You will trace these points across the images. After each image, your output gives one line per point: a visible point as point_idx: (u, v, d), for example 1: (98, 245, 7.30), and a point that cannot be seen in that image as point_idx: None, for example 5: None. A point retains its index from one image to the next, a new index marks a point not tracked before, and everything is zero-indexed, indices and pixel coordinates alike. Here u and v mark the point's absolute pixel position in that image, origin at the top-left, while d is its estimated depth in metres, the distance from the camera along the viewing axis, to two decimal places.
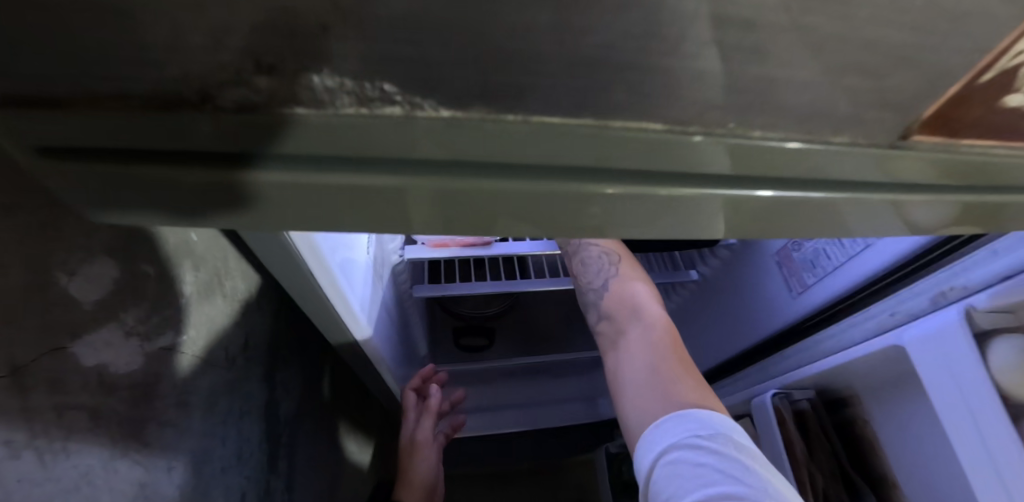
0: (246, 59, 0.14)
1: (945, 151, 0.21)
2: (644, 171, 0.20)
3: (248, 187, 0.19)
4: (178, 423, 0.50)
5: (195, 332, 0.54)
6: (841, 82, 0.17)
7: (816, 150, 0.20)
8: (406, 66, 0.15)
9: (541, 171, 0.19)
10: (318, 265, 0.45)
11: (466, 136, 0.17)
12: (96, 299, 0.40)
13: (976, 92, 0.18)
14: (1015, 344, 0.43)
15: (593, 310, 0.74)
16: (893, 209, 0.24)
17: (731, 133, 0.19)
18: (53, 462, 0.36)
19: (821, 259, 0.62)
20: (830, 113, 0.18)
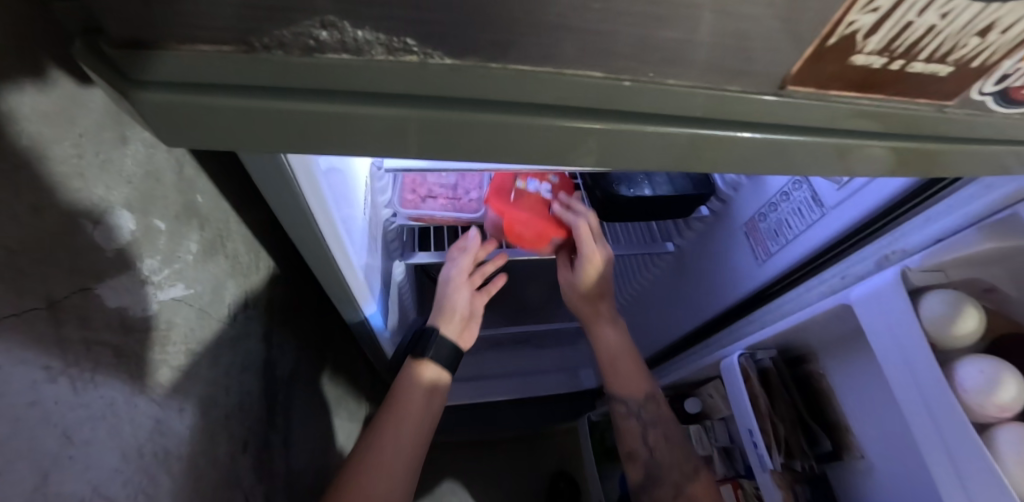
0: (291, 18, 0.19)
1: (845, 101, 0.26)
2: (605, 108, 0.24)
3: (292, 119, 0.22)
4: (187, 370, 0.55)
5: (199, 287, 0.58)
6: (753, 51, 0.22)
7: (744, 97, 0.25)
8: (419, 26, 0.19)
9: (533, 110, 0.23)
10: (326, 222, 0.48)
11: (469, 80, 0.22)
12: (120, 246, 0.44)
13: (825, 53, 0.22)
14: (944, 298, 0.45)
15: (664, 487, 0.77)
16: (821, 146, 0.28)
17: (676, 85, 0.24)
18: (83, 390, 0.39)
19: (784, 228, 0.70)
20: (752, 72, 0.23)
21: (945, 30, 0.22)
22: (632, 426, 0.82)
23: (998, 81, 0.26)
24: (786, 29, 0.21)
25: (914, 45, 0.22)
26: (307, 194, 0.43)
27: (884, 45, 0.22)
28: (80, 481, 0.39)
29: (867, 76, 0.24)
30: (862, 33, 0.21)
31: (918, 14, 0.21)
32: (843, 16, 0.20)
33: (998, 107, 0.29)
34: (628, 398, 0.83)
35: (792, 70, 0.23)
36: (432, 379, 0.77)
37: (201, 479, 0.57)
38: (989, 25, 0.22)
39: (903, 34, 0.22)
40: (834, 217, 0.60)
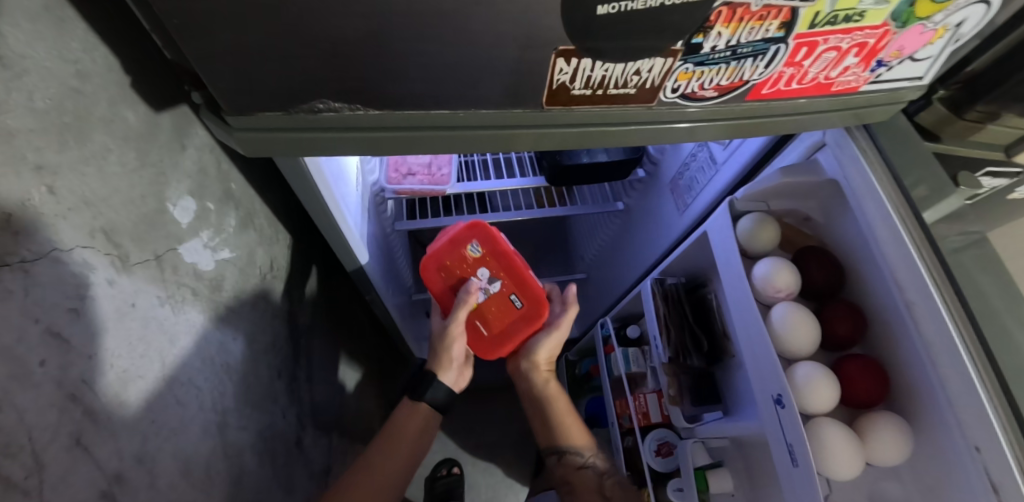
0: (297, 98, 0.34)
1: (585, 112, 0.38)
2: (490, 125, 0.38)
3: (307, 142, 0.37)
4: (235, 310, 0.75)
5: (238, 252, 0.78)
6: (578, 93, 0.36)
7: (614, 111, 0.38)
8: (365, 99, 0.35)
9: (445, 130, 0.38)
10: (331, 198, 0.67)
11: (410, 119, 0.36)
12: (188, 222, 0.64)
13: (560, 92, 0.36)
14: (750, 218, 0.58)
15: None
16: (607, 137, 0.41)
17: (549, 107, 0.37)
18: (178, 311, 0.60)
19: (695, 184, 0.82)
20: (588, 102, 0.37)
21: (623, 72, 0.35)
22: (581, 473, 0.86)
23: (673, 92, 0.37)
24: (610, 85, 0.36)
25: (602, 81, 0.35)
26: (321, 186, 0.63)
27: (587, 83, 0.35)
28: (180, 370, 0.60)
29: (585, 99, 0.37)
30: (569, 82, 0.35)
31: (596, 69, 0.34)
32: (546, 69, 0.34)
33: (688, 105, 0.39)
34: (577, 451, 0.89)
35: (544, 102, 0.37)
36: (428, 417, 0.88)
37: (250, 390, 0.78)
38: (644, 67, 0.34)
39: (597, 80, 0.35)
40: (729, 167, 0.73)
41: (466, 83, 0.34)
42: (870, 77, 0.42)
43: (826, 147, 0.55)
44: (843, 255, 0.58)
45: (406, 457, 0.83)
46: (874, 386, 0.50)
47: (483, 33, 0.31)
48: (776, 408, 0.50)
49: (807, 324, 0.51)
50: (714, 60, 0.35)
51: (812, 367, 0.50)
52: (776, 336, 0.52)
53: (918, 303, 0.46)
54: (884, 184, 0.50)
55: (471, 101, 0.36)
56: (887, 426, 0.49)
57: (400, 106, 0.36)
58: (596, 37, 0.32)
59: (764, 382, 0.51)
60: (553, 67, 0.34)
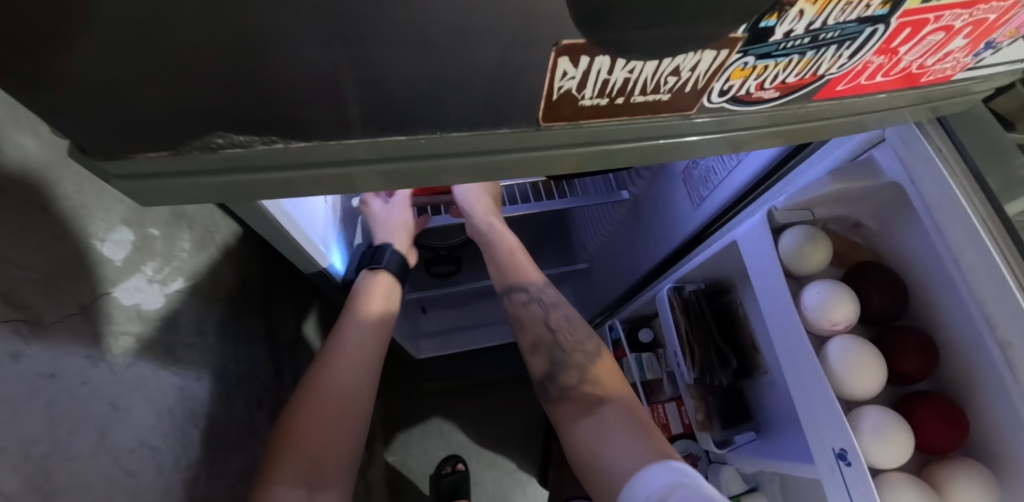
0: (191, 134, 0.25)
1: (597, 126, 0.28)
2: (468, 152, 0.28)
3: (230, 185, 0.29)
4: (198, 345, 0.66)
5: (197, 277, 0.68)
6: (586, 109, 0.26)
7: (636, 126, 0.28)
8: (300, 128, 0.26)
9: (411, 161, 0.28)
10: (290, 223, 0.55)
11: (359, 151, 0.28)
12: (124, 257, 0.55)
13: (562, 104, 0.25)
14: (795, 233, 0.49)
15: (570, 372, 0.73)
16: (627, 154, 0.30)
17: (552, 126, 0.27)
18: (119, 368, 0.52)
19: (712, 175, 0.67)
20: (601, 117, 0.27)
21: (650, 75, 0.24)
22: (529, 309, 0.80)
23: (722, 95, 0.27)
24: (633, 96, 0.25)
25: (628, 89, 0.25)
26: (280, 222, 0.54)
27: (601, 91, 0.25)
28: (126, 434, 0.51)
29: (598, 111, 0.26)
30: (575, 90, 0.24)
31: (616, 70, 0.23)
32: (542, 76, 0.24)
33: (736, 109, 0.29)
34: (527, 284, 0.82)
35: (540, 116, 0.26)
36: (388, 289, 0.79)
37: (224, 432, 0.69)
38: (686, 63, 0.24)
39: (616, 89, 0.25)
40: (753, 156, 0.58)
41: (426, 107, 0.25)
42: (969, 63, 0.33)
43: (887, 143, 0.44)
44: (907, 273, 0.49)
45: (378, 330, 0.74)
46: (949, 432, 0.43)
47: (441, 41, 0.21)
48: (838, 464, 0.43)
49: (868, 365, 0.44)
50: (774, 55, 0.25)
51: (879, 414, 0.44)
52: (834, 377, 0.45)
53: (1017, 344, 0.37)
54: (968, 191, 0.41)
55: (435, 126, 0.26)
56: (968, 482, 0.42)
57: (338, 134, 0.26)
58: (618, 30, 0.21)
59: (819, 431, 0.44)
60: (554, 70, 0.23)
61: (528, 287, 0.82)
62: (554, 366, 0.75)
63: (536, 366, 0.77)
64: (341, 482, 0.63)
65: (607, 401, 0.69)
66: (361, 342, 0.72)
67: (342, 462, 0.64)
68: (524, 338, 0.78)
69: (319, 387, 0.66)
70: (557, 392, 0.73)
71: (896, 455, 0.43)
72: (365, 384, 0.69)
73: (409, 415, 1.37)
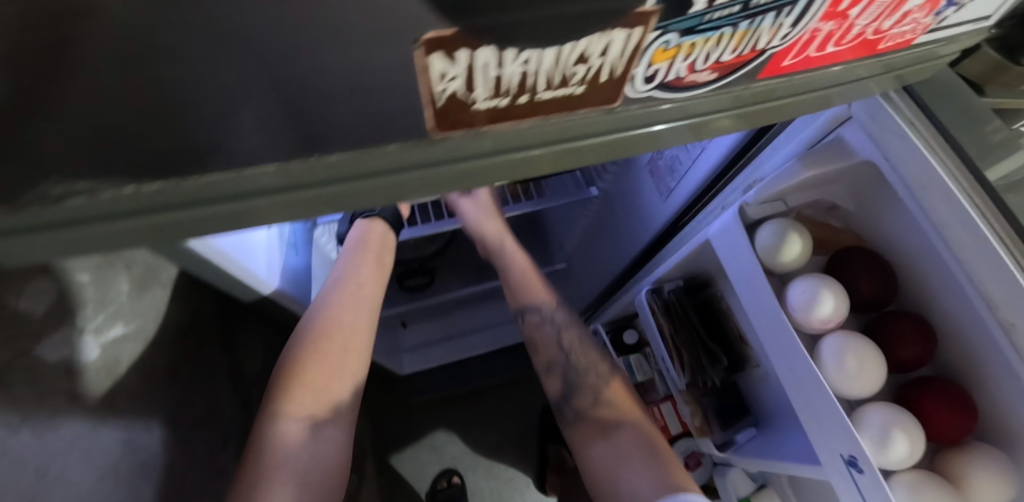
0: (9, 186, 0.21)
1: (502, 131, 0.23)
2: (363, 172, 0.24)
3: (85, 240, 0.24)
4: (146, 394, 0.60)
5: (140, 321, 0.61)
6: (484, 113, 0.22)
7: (553, 126, 0.24)
8: (148, 162, 0.21)
9: (297, 184, 0.24)
10: (221, 257, 0.50)
11: (232, 183, 0.23)
12: (45, 311, 0.49)
13: (452, 109, 0.21)
14: (772, 228, 0.45)
15: (585, 394, 0.67)
16: (553, 158, 0.26)
17: (449, 134, 0.23)
18: (44, 432, 0.47)
19: (678, 165, 0.63)
20: (506, 120, 0.23)
21: (549, 66, 0.20)
22: (542, 330, 0.73)
23: (648, 82, 0.23)
24: (537, 93, 0.21)
25: (529, 86, 0.21)
26: (213, 260, 0.49)
27: (494, 89, 0.20)
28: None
29: (499, 113, 0.22)
30: (463, 91, 0.20)
31: (505, 64, 0.19)
32: (417, 78, 0.19)
33: (669, 98, 0.25)
34: (538, 303, 0.75)
35: (430, 124, 0.22)
36: (384, 240, 0.78)
37: (184, 483, 0.64)
38: (594, 49, 0.20)
39: (513, 85, 0.20)
40: (715, 143, 0.54)
41: (297, 122, 0.21)
42: (930, 24, 0.29)
43: (854, 121, 0.41)
44: (895, 254, 0.45)
45: (377, 274, 0.74)
46: (959, 420, 0.39)
47: (286, 42, 0.17)
48: (848, 470, 0.40)
49: (872, 360, 0.41)
50: (699, 31, 0.21)
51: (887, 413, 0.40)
52: (833, 382, 0.41)
53: None
54: (949, 165, 0.37)
55: (317, 143, 0.22)
56: (988, 469, 0.37)
57: (198, 164, 0.22)
58: (493, 13, 0.17)
59: (827, 436, 0.41)
60: (427, 70, 0.19)
61: (539, 308, 0.75)
62: (567, 386, 0.69)
63: (551, 388, 0.70)
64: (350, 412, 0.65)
65: (624, 423, 0.63)
66: (359, 285, 0.72)
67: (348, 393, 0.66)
68: (537, 360, 0.72)
69: (329, 323, 0.67)
70: (571, 414, 0.68)
71: (915, 452, 0.39)
72: (366, 322, 0.70)
73: (400, 434, 1.32)
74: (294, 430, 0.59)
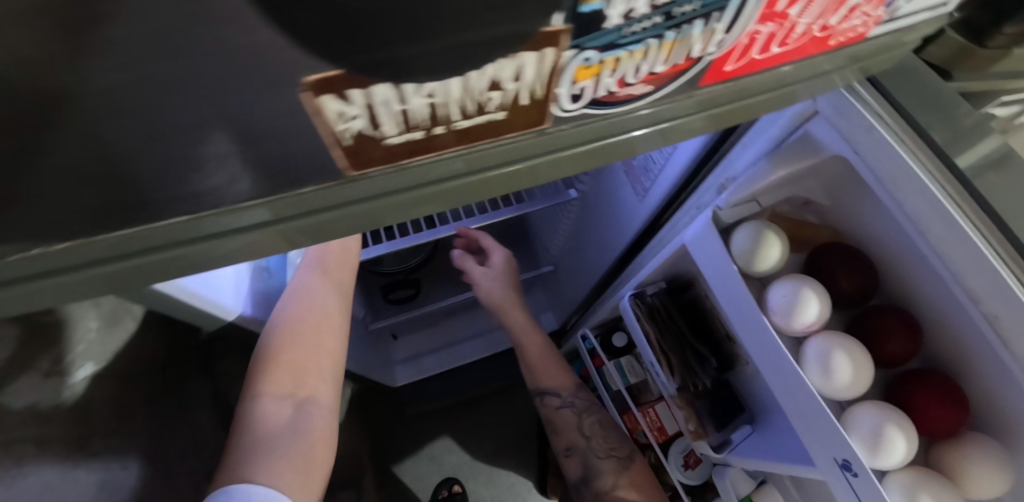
0: None
1: (426, 162, 0.22)
2: (288, 209, 0.23)
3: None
4: (125, 432, 0.58)
5: (112, 358, 0.58)
6: (399, 146, 0.20)
7: (482, 151, 0.23)
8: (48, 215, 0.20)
9: (219, 222, 0.23)
10: (188, 295, 0.48)
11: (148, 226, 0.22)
12: (6, 356, 0.48)
13: (362, 148, 0.20)
14: (748, 232, 0.43)
15: (603, 477, 0.75)
16: (490, 181, 0.25)
17: (370, 170, 0.22)
18: (11, 482, 0.45)
19: (651, 165, 0.62)
20: (426, 150, 0.21)
21: (457, 96, 0.18)
22: (562, 414, 0.82)
23: (576, 100, 0.21)
24: (453, 122, 0.20)
25: (442, 116, 0.19)
26: (177, 297, 0.48)
27: (402, 124, 0.19)
28: None
29: (416, 146, 0.21)
30: (369, 130, 0.19)
31: (407, 98, 0.18)
32: (314, 119, 0.18)
33: (605, 112, 0.23)
34: (557, 389, 0.84)
35: (344, 164, 0.21)
36: None
37: None
38: (506, 73, 0.18)
39: (423, 118, 0.19)
40: (685, 145, 0.53)
41: (203, 159, 0.19)
42: (882, 16, 0.28)
43: (821, 116, 0.39)
44: (872, 249, 0.43)
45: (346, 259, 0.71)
46: (950, 413, 0.37)
47: (162, 86, 0.15)
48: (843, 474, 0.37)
49: (864, 364, 0.38)
50: (622, 47, 0.19)
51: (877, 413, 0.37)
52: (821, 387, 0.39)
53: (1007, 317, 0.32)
54: (919, 156, 0.35)
55: (225, 174, 0.20)
56: (983, 461, 0.35)
57: (105, 210, 0.21)
58: (385, 44, 0.15)
59: (819, 438, 0.39)
60: (323, 112, 0.18)
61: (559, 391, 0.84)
62: (587, 474, 0.77)
63: (570, 471, 0.79)
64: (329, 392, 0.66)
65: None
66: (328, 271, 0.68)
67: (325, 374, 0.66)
68: (559, 442, 0.81)
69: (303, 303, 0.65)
70: (593, 494, 0.75)
71: (912, 451, 0.36)
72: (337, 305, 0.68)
73: (399, 446, 1.31)
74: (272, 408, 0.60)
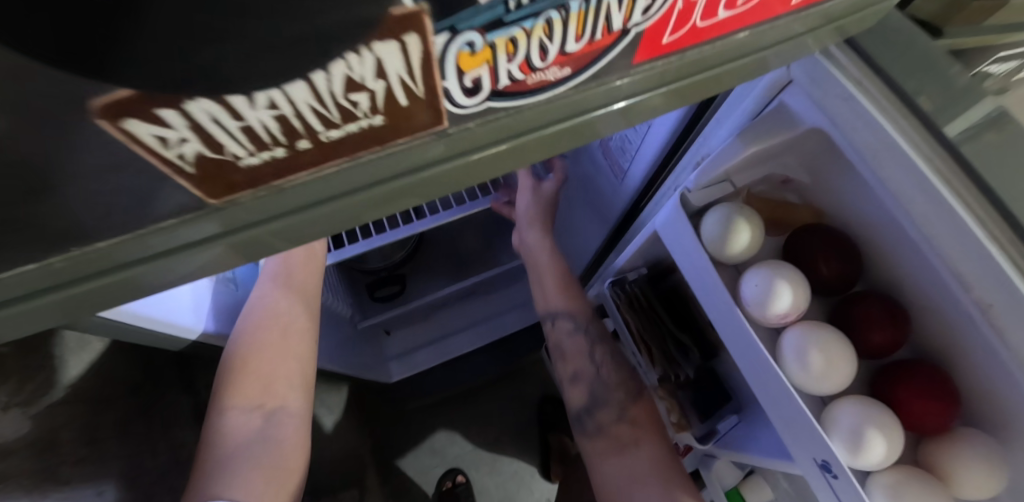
0: None
1: (301, 182, 0.19)
2: (164, 240, 0.20)
3: None
4: (94, 456, 0.55)
5: (82, 380, 0.56)
6: (258, 163, 0.17)
7: (371, 161, 0.19)
8: None
9: (82, 257, 0.19)
10: (146, 320, 0.46)
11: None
12: None
13: (211, 173, 0.17)
14: (720, 216, 0.40)
15: (604, 409, 0.63)
16: (401, 195, 0.22)
17: (236, 194, 0.19)
18: None
19: (628, 145, 0.58)
20: (295, 167, 0.18)
21: (303, 103, 0.15)
22: (574, 340, 0.68)
23: (473, 95, 0.17)
24: (316, 134, 0.17)
25: (301, 129, 0.16)
26: (134, 324, 0.45)
27: (247, 142, 0.16)
28: None
29: (279, 166, 0.18)
30: (207, 151, 0.16)
31: (234, 112, 0.15)
32: (135, 147, 0.15)
33: (520, 104, 0.19)
34: (572, 313, 0.69)
35: (201, 193, 0.18)
36: None
37: None
38: (362, 71, 0.15)
39: (270, 132, 0.16)
40: (660, 120, 0.49)
41: (27, 192, 0.16)
42: None
43: (796, 86, 0.35)
44: (857, 229, 0.40)
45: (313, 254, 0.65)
46: (936, 407, 0.34)
47: None
48: (824, 476, 0.35)
49: (843, 359, 0.36)
50: (515, 24, 0.15)
51: (854, 410, 0.34)
52: (797, 383, 0.36)
53: (1000, 304, 0.29)
54: (902, 126, 0.31)
55: (64, 199, 0.17)
56: (973, 459, 0.32)
57: None
58: (180, 48, 0.12)
59: (798, 438, 0.36)
60: (139, 138, 0.15)
61: (572, 315, 0.69)
62: (592, 400, 0.64)
63: (570, 401, 0.67)
64: (303, 397, 0.62)
65: (643, 441, 0.60)
66: (291, 269, 0.63)
67: (297, 377, 0.62)
68: (563, 369, 0.68)
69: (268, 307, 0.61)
70: (593, 426, 0.64)
71: (896, 454, 0.34)
72: (304, 302, 0.63)
73: (399, 441, 1.29)
74: (241, 420, 0.56)
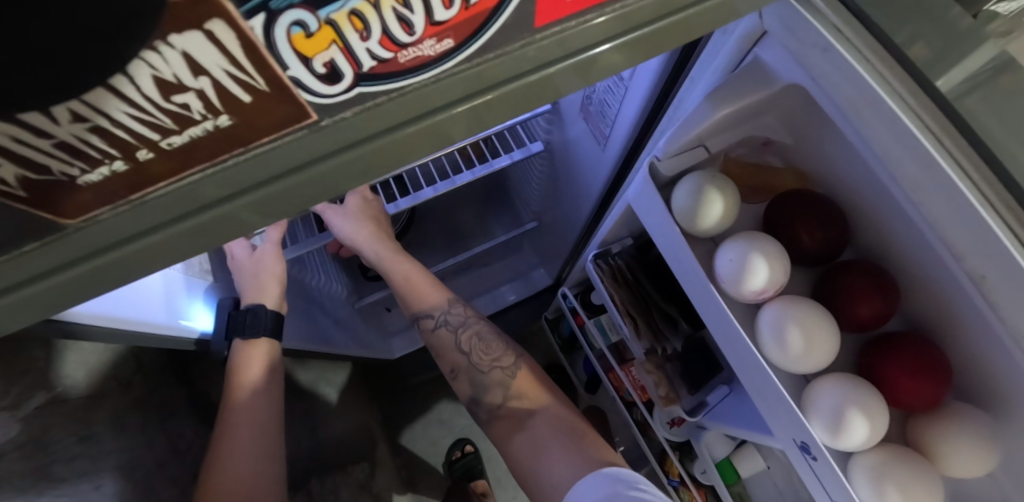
0: None
1: (167, 193, 0.17)
2: (33, 264, 0.17)
3: None
4: (90, 452, 0.55)
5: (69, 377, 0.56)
6: (102, 178, 0.15)
7: (243, 163, 0.17)
8: None
9: None
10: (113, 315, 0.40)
11: None
12: None
13: (49, 193, 0.15)
14: (690, 188, 0.37)
15: (493, 389, 0.58)
16: (294, 200, 0.19)
17: (95, 210, 0.17)
18: None
19: (607, 109, 0.54)
20: (150, 177, 0.16)
21: (112, 111, 0.13)
22: (441, 335, 0.61)
23: (334, 81, 0.15)
24: (154, 140, 0.15)
25: (131, 138, 0.14)
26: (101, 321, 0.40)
27: (73, 158, 0.14)
28: None
29: (126, 179, 0.16)
30: (31, 174, 0.14)
31: (32, 130, 0.13)
32: None
33: (404, 84, 0.17)
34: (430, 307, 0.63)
35: (52, 214, 0.16)
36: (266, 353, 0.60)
37: None
38: (172, 69, 0.12)
39: (92, 144, 0.14)
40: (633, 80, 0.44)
41: None
42: None
43: (771, 36, 0.31)
44: (846, 190, 0.37)
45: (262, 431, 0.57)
46: (928, 383, 0.32)
47: None
48: (804, 456, 0.34)
49: (823, 334, 0.33)
50: None
51: (834, 389, 0.32)
52: (774, 363, 0.34)
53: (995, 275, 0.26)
54: (886, 78, 0.27)
55: None
56: (963, 435, 0.30)
57: None
58: None
59: (781, 420, 0.34)
60: None
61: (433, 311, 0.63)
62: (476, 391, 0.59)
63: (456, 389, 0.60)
64: None
65: (538, 411, 0.56)
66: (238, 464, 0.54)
67: None
68: (440, 366, 0.61)
69: None
70: (485, 413, 0.58)
71: (880, 436, 0.32)
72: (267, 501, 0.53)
73: (407, 415, 1.31)
74: None
